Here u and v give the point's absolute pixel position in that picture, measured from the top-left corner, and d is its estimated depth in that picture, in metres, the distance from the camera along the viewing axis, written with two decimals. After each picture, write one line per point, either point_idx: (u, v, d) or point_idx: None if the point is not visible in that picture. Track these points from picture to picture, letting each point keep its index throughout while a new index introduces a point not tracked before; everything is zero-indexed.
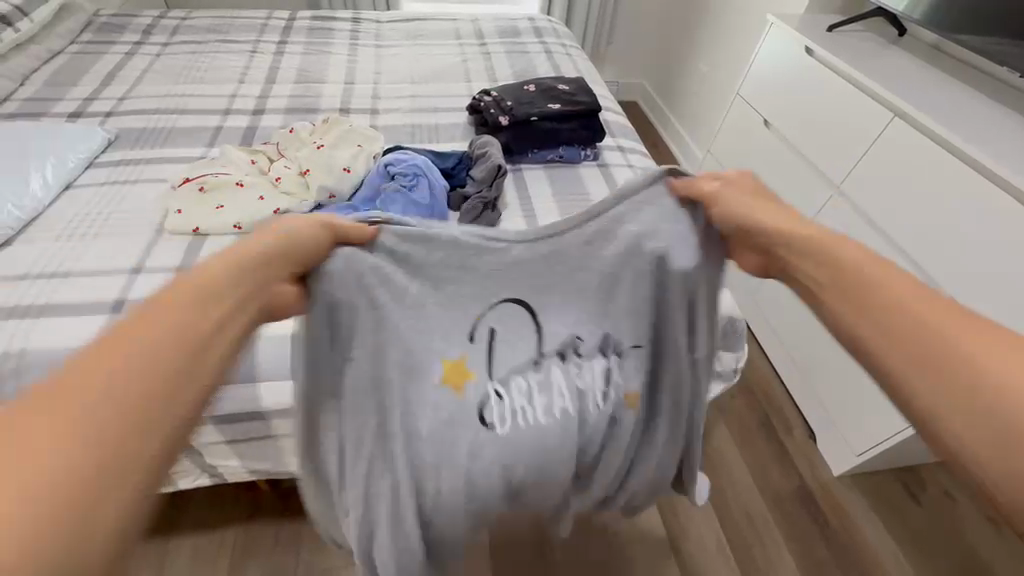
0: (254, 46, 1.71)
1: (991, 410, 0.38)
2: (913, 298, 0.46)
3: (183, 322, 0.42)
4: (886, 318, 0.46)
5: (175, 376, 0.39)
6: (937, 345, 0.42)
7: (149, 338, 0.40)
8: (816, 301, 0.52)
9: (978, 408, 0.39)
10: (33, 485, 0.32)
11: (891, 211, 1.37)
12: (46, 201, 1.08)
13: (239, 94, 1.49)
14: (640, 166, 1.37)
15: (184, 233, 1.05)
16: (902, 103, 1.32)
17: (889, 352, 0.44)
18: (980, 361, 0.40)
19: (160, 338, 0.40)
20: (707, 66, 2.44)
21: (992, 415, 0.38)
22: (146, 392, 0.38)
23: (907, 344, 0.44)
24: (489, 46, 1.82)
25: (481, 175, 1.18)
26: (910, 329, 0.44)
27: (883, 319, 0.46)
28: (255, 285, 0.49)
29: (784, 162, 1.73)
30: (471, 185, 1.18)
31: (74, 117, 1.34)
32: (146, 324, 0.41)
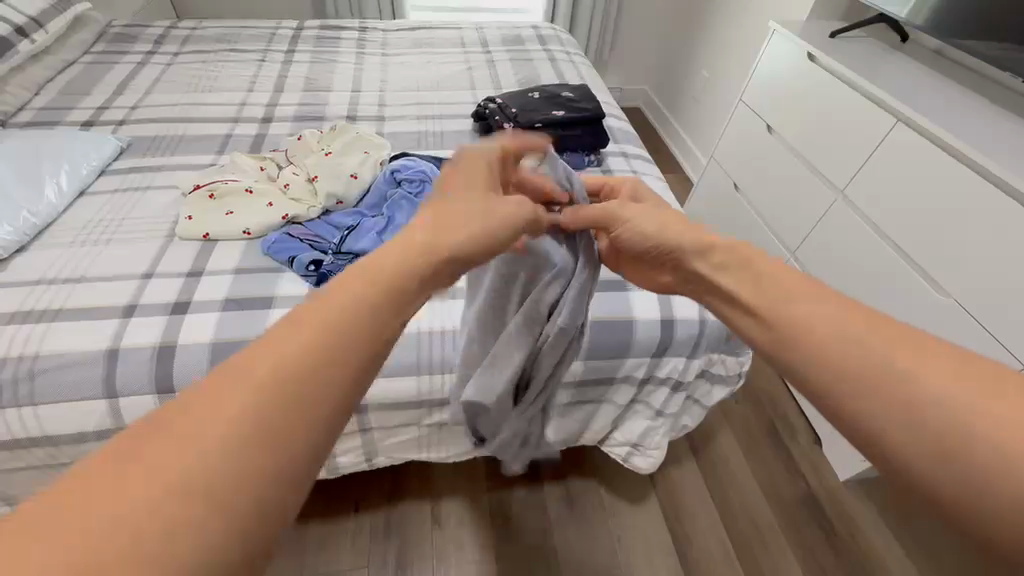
0: (263, 55, 1.74)
1: (922, 409, 0.36)
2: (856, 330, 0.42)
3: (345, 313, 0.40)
4: (830, 342, 0.43)
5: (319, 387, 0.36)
6: (884, 371, 0.39)
7: (333, 328, 0.38)
8: (752, 322, 0.51)
9: (893, 406, 0.37)
10: (177, 486, 0.29)
11: (896, 216, 1.37)
12: (60, 207, 1.10)
13: (248, 102, 1.51)
14: (644, 171, 1.38)
15: (195, 238, 1.07)
16: (905, 107, 1.33)
17: (845, 386, 0.40)
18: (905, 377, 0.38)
19: (315, 337, 0.37)
20: (710, 72, 2.45)
21: (920, 417, 0.36)
22: (277, 403, 0.34)
23: (858, 375, 0.40)
24: (494, 54, 1.84)
25: None
26: (864, 354, 0.41)
27: (842, 358, 0.42)
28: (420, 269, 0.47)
29: (787, 167, 1.73)
30: None
31: (88, 125, 1.37)
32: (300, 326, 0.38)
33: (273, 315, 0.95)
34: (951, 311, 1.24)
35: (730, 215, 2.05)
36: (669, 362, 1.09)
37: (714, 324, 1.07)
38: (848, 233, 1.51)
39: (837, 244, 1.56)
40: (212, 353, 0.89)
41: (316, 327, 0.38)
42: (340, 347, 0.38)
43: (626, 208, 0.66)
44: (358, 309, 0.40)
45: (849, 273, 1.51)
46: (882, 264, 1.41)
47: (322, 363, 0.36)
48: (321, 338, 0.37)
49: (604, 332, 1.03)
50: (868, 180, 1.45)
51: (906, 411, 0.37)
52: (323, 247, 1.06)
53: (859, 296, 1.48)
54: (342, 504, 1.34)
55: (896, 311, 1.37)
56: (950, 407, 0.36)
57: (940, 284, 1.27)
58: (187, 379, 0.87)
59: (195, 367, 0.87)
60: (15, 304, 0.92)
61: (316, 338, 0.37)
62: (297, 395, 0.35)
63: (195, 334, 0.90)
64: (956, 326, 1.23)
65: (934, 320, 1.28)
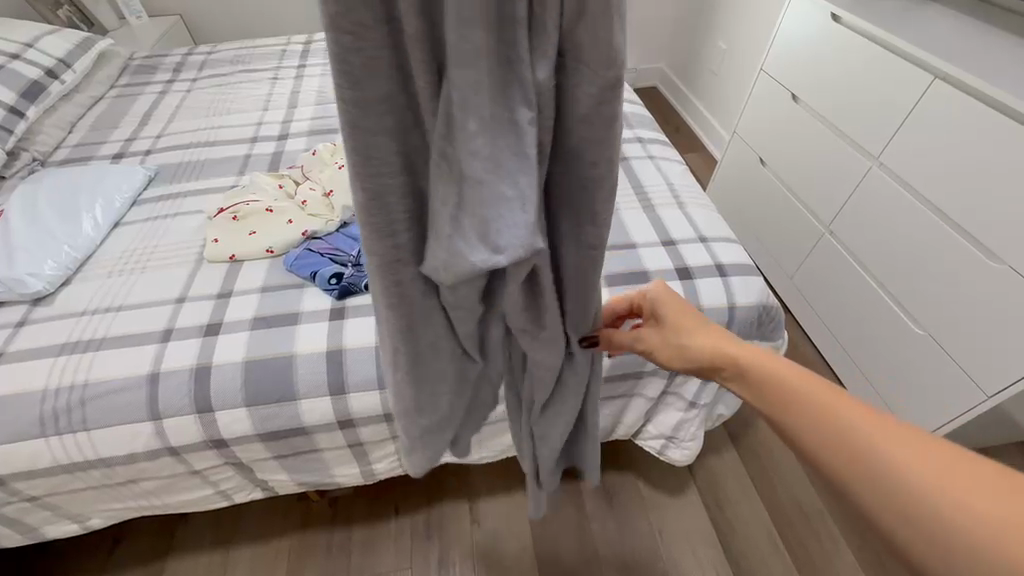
0: (275, 73, 1.78)
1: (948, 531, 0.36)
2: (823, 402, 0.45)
3: None
4: (835, 450, 0.43)
5: None
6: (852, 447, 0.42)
7: None
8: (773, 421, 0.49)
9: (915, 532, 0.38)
10: None
11: (938, 180, 1.28)
12: (98, 240, 1.15)
13: (265, 121, 1.55)
14: (662, 156, 1.34)
15: (221, 260, 1.10)
16: (941, 63, 1.23)
17: (881, 514, 0.40)
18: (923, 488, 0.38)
19: None
20: (728, 43, 2.35)
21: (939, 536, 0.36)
22: None
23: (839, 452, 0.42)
24: None
25: None
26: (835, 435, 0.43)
27: (867, 481, 0.41)
28: None
29: (817, 137, 1.64)
30: None
31: (118, 158, 1.44)
32: None
33: (301, 330, 0.97)
34: (1006, 280, 1.15)
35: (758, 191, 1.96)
36: None
37: (745, 310, 1.03)
38: (888, 201, 1.42)
39: (874, 215, 1.47)
40: (246, 370, 0.92)
41: None
42: None
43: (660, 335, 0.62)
44: None
45: (891, 247, 1.43)
46: (926, 233, 1.32)
47: None
48: None
49: None
50: (905, 145, 1.36)
51: (913, 520, 0.38)
52: (343, 259, 1.08)
53: (901, 265, 1.40)
54: (383, 507, 1.38)
55: (945, 283, 1.29)
56: (972, 536, 0.35)
57: (992, 252, 1.18)
58: (225, 399, 0.90)
59: (232, 386, 0.91)
60: (62, 337, 0.97)
61: None
62: None
63: (229, 353, 0.94)
64: (1011, 296, 1.14)
65: (989, 290, 1.19)
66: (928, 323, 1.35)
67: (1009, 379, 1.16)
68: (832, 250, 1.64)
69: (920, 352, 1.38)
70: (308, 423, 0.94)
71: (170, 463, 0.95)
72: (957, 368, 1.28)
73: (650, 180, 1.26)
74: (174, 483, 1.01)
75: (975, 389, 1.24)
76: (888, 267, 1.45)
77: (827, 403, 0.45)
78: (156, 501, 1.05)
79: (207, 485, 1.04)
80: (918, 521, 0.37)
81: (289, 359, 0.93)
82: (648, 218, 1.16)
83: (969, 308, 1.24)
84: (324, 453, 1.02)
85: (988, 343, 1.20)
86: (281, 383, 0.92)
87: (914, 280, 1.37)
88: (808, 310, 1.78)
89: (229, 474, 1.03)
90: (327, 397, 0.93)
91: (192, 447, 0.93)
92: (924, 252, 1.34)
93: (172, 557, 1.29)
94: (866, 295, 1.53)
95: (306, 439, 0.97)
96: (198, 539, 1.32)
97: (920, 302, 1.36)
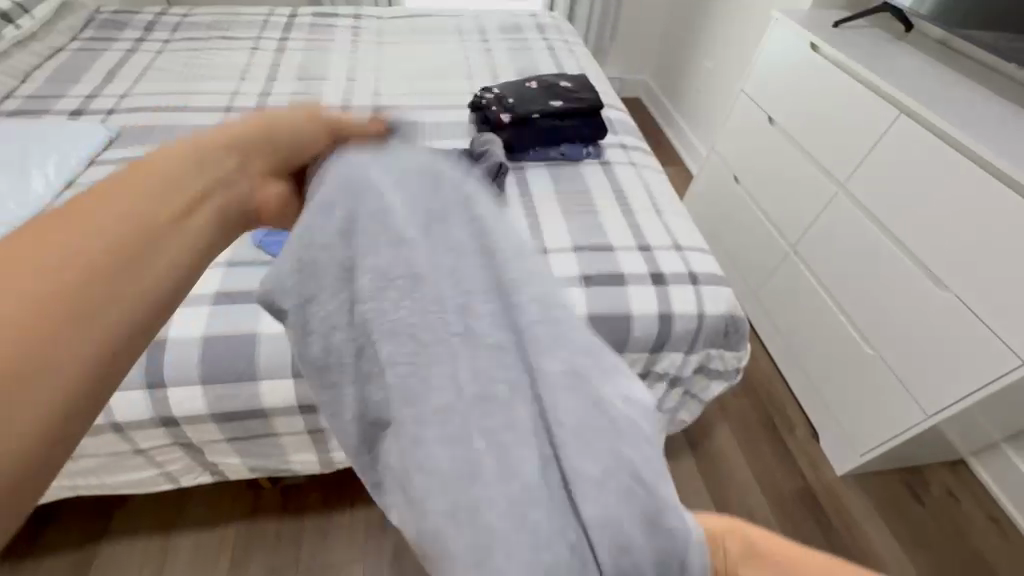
0: (254, 43, 1.71)
1: None
2: None
3: (87, 226, 0.34)
4: None
5: (75, 269, 0.33)
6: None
7: (95, 212, 0.35)
8: None
9: None
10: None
11: (897, 209, 1.36)
12: (48, 197, 1.08)
13: (240, 92, 1.48)
14: (642, 164, 1.36)
15: None
16: (908, 101, 1.31)
17: None
18: None
19: (78, 223, 0.34)
20: (711, 62, 2.42)
21: None
22: (21, 268, 0.31)
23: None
24: (491, 43, 1.85)
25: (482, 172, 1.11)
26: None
27: None
28: (193, 207, 0.40)
29: (788, 159, 1.72)
30: None
31: (76, 115, 1.34)
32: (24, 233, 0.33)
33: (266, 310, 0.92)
34: (952, 307, 1.23)
35: (730, 208, 2.02)
36: (668, 357, 1.07)
37: (713, 318, 1.06)
38: (848, 224, 1.50)
39: (838, 237, 1.54)
40: (202, 348, 0.87)
41: (68, 223, 0.34)
42: (79, 246, 0.33)
43: None
44: (124, 201, 0.37)
45: (851, 269, 1.50)
46: (883, 261, 1.40)
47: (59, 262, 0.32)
48: (33, 249, 0.32)
49: (602, 325, 1.00)
50: (867, 174, 1.44)
51: None
52: None
53: (858, 289, 1.47)
54: (338, 498, 1.34)
55: (899, 308, 1.36)
56: None
57: (940, 280, 1.27)
58: (179, 374, 0.86)
59: (187, 362, 0.86)
60: None
61: (84, 212, 0.35)
62: (24, 279, 0.31)
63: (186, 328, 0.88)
64: (959, 324, 1.22)
65: (937, 318, 1.27)
66: (879, 345, 1.42)
67: (951, 399, 1.25)
68: (795, 268, 1.70)
69: (869, 370, 1.46)
70: (267, 406, 0.90)
71: (114, 440, 0.89)
72: (901, 387, 1.37)
73: (630, 185, 1.28)
74: (115, 462, 0.95)
75: (917, 407, 1.33)
76: (848, 288, 1.51)
77: None
78: (94, 480, 0.99)
79: (151, 466, 0.98)
80: None
81: (252, 339, 0.89)
82: (627, 222, 1.17)
83: (915, 332, 1.32)
84: (281, 438, 0.99)
85: (930, 365, 1.29)
86: (241, 362, 0.88)
87: (870, 303, 1.44)
88: (769, 324, 1.85)
89: (177, 456, 0.98)
90: (290, 379, 0.89)
91: (139, 425, 0.88)
92: (881, 277, 1.41)
93: (105, 542, 1.22)
94: (824, 313, 1.59)
95: (264, 422, 0.94)
96: (135, 525, 1.25)
97: (872, 324, 1.44)
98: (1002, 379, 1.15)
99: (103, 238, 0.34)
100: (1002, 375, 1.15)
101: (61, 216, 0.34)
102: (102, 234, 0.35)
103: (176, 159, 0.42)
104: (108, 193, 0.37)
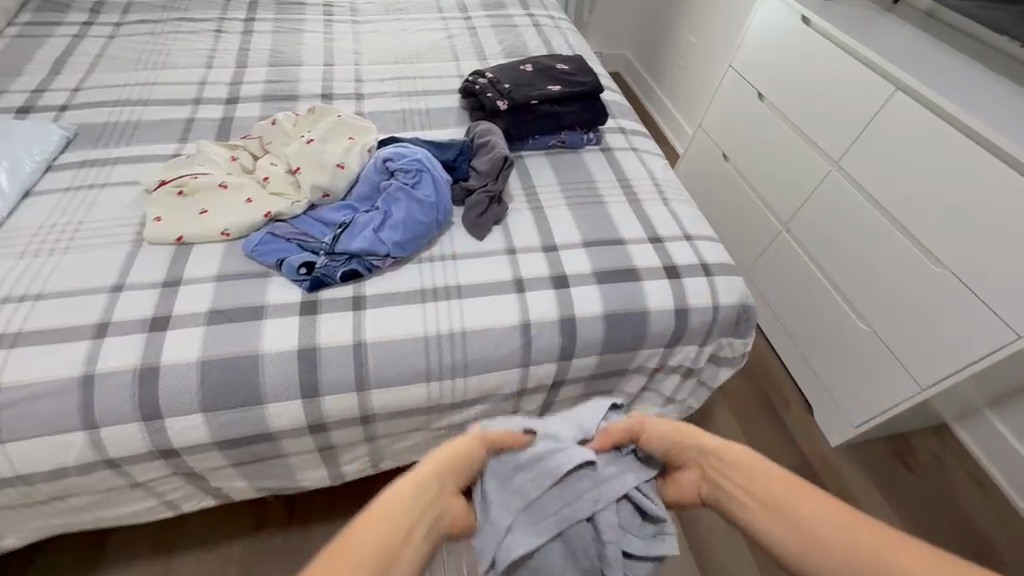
0: (218, 24, 1.57)
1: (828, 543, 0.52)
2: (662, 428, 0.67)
3: None
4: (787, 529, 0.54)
5: None
6: None
7: None
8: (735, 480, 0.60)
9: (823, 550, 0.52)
10: None
11: (893, 188, 1.36)
12: (3, 211, 0.97)
13: (209, 81, 1.37)
14: (644, 149, 1.32)
15: (167, 242, 0.95)
16: (904, 77, 1.30)
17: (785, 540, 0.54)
18: (825, 530, 0.52)
19: None
20: (694, 37, 2.37)
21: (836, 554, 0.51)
22: None
23: (813, 547, 0.52)
24: (475, 20, 1.75)
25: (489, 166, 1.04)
26: (792, 528, 0.53)
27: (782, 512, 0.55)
28: None
29: (780, 137, 1.70)
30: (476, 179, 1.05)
31: (24, 113, 1.21)
32: None
33: (268, 325, 0.86)
34: (949, 284, 1.25)
35: (720, 187, 2.01)
36: (682, 351, 1.06)
37: (727, 310, 1.04)
38: (842, 202, 1.50)
39: (832, 215, 1.54)
40: (201, 373, 0.80)
41: None
42: None
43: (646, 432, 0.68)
44: None
45: (845, 248, 1.51)
46: (876, 238, 1.42)
47: None
48: None
49: (619, 322, 0.97)
50: (862, 152, 1.43)
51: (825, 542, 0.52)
52: (315, 247, 0.95)
53: (853, 266, 1.48)
54: (345, 505, 1.30)
55: (893, 284, 1.38)
56: (883, 564, 0.49)
57: (936, 257, 1.28)
58: (176, 403, 0.79)
59: (185, 389, 0.80)
60: None
61: None
62: None
63: (181, 352, 0.81)
64: (955, 300, 1.24)
65: (935, 295, 1.28)
66: (874, 320, 1.45)
67: (945, 373, 1.28)
68: (788, 247, 1.71)
69: (864, 347, 1.48)
70: (274, 428, 0.85)
71: (108, 475, 0.82)
72: (896, 363, 1.40)
73: (633, 172, 1.24)
74: (111, 496, 0.88)
75: (912, 382, 1.36)
76: (842, 266, 1.52)
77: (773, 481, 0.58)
78: (88, 515, 0.92)
79: (150, 496, 0.92)
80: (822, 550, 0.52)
81: (254, 359, 0.83)
82: (634, 213, 1.14)
83: (910, 309, 1.34)
84: (290, 458, 0.93)
85: (925, 341, 1.32)
86: (245, 385, 0.81)
87: (866, 280, 1.46)
88: (763, 304, 1.85)
89: (178, 484, 0.92)
90: (298, 400, 0.84)
91: (135, 458, 0.81)
92: (877, 254, 1.42)
93: (102, 570, 1.16)
94: (818, 291, 1.61)
95: (271, 444, 0.88)
96: (133, 550, 1.19)
97: (869, 303, 1.45)
98: (997, 352, 1.18)
99: None
100: (998, 348, 1.17)
101: None
102: None
103: (390, 523, 0.51)
104: (330, 569, 0.46)
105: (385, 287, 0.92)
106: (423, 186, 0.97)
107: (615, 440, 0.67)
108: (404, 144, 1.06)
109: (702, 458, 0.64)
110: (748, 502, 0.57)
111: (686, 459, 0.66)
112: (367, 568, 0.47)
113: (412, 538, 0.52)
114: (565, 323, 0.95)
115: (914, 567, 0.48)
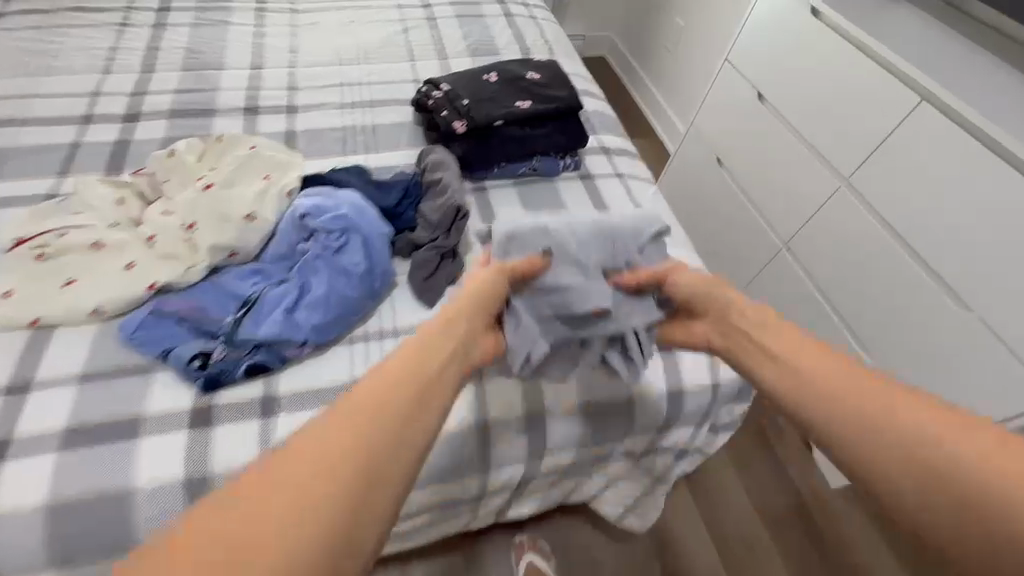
0: (124, 15, 1.30)
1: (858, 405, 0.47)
2: (688, 274, 0.72)
3: (323, 481, 0.38)
4: (804, 374, 0.52)
5: (295, 533, 0.36)
6: (921, 454, 0.42)
7: (342, 461, 0.39)
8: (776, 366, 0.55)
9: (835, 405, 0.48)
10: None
11: (932, 214, 1.01)
12: None
13: (106, 91, 1.12)
14: (631, 174, 1.12)
15: (21, 326, 0.74)
16: (928, 79, 0.97)
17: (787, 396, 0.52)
18: (858, 390, 0.48)
19: (297, 489, 0.37)
20: (685, 21, 2.12)
21: (856, 410, 0.47)
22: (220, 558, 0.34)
23: (795, 383, 0.52)
24: (436, 8, 1.50)
25: (439, 217, 0.84)
26: (819, 365, 0.52)
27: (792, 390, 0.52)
28: (430, 414, 0.46)
29: (772, 141, 1.36)
30: (423, 233, 0.85)
31: None
32: (230, 509, 0.36)
33: (146, 445, 0.66)
34: (982, 344, 0.96)
35: (700, 195, 1.68)
36: (676, 432, 0.89)
37: (729, 385, 0.87)
38: (851, 227, 1.18)
39: (836, 243, 1.22)
40: (50, 520, 0.61)
41: (275, 497, 0.37)
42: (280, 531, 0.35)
43: (677, 271, 0.73)
44: (364, 436, 0.41)
45: (849, 276, 1.20)
46: (886, 269, 1.12)
47: (299, 534, 0.36)
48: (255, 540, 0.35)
49: (600, 411, 0.80)
50: (885, 167, 1.08)
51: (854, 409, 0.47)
52: (215, 330, 0.75)
53: (858, 303, 1.18)
54: None
55: (906, 328, 1.09)
56: (912, 437, 0.43)
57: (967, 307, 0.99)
58: (17, 563, 0.60)
59: (26, 544, 0.60)
60: None
61: (302, 479, 0.38)
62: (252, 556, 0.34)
63: (23, 492, 0.61)
64: (990, 366, 0.95)
65: (966, 357, 0.99)
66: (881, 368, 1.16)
67: None
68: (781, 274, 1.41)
69: None
70: None
71: None
72: None
73: (619, 206, 1.04)
74: None
75: None
76: (845, 298, 1.22)
77: (790, 338, 0.57)
78: None
79: None
80: (826, 402, 0.49)
81: (124, 496, 0.63)
82: None
83: (925, 368, 1.06)
84: None
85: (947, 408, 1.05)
86: (111, 532, 0.62)
87: (871, 319, 1.16)
88: None
89: None
90: None
91: None
92: (887, 287, 1.12)
93: None
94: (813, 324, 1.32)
95: None
96: None
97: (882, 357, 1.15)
98: None
99: (334, 533, 0.37)
100: None
101: (263, 493, 0.37)
102: (343, 487, 0.38)
103: (419, 359, 0.49)
104: (338, 428, 0.41)
105: (308, 382, 0.73)
106: (352, 249, 0.76)
107: (640, 282, 0.73)
108: (325, 189, 0.86)
109: (728, 296, 0.66)
110: (764, 355, 0.57)
111: (704, 304, 0.69)
112: (379, 406, 0.44)
113: (447, 350, 0.52)
114: (534, 416, 0.77)
115: (952, 444, 0.42)
